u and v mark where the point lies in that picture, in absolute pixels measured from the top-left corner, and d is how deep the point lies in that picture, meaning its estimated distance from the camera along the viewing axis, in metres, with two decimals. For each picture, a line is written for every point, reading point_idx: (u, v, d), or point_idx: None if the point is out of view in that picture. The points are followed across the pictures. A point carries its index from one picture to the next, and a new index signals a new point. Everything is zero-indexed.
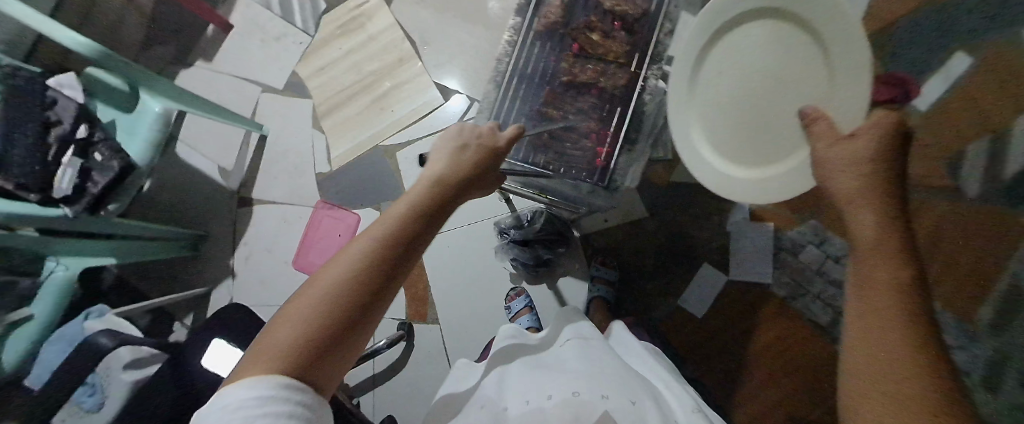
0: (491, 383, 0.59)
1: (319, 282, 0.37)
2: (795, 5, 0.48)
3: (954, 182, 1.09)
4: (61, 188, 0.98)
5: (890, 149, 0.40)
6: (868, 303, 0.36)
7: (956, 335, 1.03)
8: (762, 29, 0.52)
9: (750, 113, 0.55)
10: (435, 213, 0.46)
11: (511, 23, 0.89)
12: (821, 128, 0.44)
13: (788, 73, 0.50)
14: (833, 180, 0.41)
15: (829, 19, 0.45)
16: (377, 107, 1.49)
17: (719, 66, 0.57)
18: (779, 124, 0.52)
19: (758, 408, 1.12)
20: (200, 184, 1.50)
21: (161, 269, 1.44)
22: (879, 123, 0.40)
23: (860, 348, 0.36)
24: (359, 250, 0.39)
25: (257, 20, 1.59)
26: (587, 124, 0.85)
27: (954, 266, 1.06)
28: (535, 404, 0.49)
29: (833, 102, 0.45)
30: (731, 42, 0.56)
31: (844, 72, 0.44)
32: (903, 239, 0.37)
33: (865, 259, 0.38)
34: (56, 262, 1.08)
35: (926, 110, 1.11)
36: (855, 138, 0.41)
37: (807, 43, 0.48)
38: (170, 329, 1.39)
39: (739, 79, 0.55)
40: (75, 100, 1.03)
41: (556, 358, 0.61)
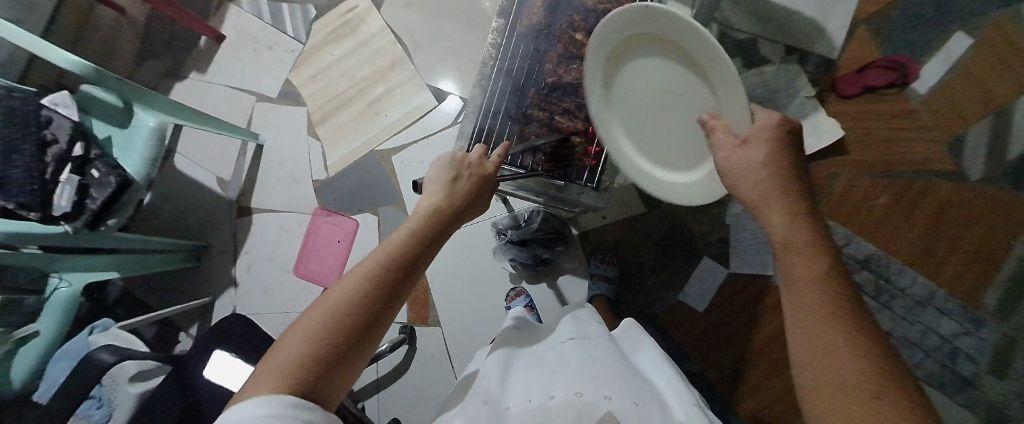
0: (491, 375, 0.54)
1: (323, 305, 0.38)
2: (665, 32, 0.54)
3: (955, 166, 1.07)
4: (61, 205, 0.99)
5: (779, 148, 0.44)
6: (798, 300, 0.36)
7: (961, 321, 1.02)
8: (652, 53, 0.58)
9: (667, 125, 0.61)
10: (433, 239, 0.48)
11: (495, 25, 0.88)
12: (721, 135, 0.48)
13: (682, 90, 0.58)
14: (739, 184, 0.44)
15: (694, 41, 0.52)
16: (371, 112, 1.49)
17: (631, 84, 0.61)
18: (689, 131, 0.60)
19: (762, 399, 1.12)
20: (199, 195, 1.51)
21: (165, 281, 1.46)
22: (764, 128, 0.45)
23: (801, 347, 0.34)
24: (363, 274, 0.40)
25: (248, 30, 1.59)
26: (575, 124, 0.84)
27: (958, 251, 1.04)
28: (538, 403, 0.46)
29: (723, 110, 0.52)
30: (635, 62, 0.60)
31: (723, 83, 0.51)
32: (814, 231, 0.38)
33: (785, 253, 0.38)
34: (59, 277, 1.08)
35: (926, 95, 1.10)
36: (748, 145, 0.45)
37: (683, 64, 0.56)
38: (175, 340, 1.40)
39: (651, 96, 0.60)
40: (70, 118, 1.04)
41: (558, 355, 0.56)
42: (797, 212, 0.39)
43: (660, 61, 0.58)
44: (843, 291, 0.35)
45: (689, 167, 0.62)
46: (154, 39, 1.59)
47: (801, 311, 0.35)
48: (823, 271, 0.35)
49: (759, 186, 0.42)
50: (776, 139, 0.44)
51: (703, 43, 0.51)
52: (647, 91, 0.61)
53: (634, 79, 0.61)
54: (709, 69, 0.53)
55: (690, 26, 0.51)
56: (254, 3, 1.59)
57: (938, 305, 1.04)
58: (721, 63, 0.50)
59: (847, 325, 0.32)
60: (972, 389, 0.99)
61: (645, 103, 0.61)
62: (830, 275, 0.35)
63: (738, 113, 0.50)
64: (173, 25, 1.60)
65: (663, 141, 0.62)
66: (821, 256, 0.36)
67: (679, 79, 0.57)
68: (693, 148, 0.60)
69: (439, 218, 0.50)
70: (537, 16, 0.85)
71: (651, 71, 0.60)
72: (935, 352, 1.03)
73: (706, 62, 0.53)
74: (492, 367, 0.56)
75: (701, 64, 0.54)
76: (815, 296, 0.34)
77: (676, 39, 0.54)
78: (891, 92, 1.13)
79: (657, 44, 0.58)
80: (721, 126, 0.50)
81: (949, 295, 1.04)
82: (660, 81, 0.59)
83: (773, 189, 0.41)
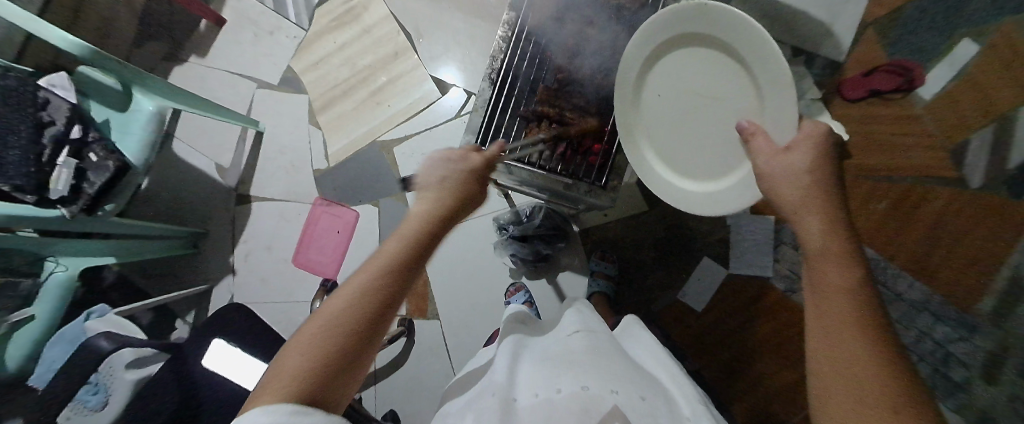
0: (500, 367, 0.53)
1: (317, 326, 0.38)
2: (715, 31, 0.54)
3: (958, 172, 1.07)
4: (58, 189, 0.98)
5: (824, 157, 0.44)
6: (824, 306, 0.37)
7: (954, 326, 1.03)
8: (699, 53, 0.58)
9: (704, 130, 0.59)
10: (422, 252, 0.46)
11: (505, 18, 0.84)
12: (760, 143, 0.48)
13: (728, 93, 0.55)
14: (779, 188, 0.44)
15: (747, 39, 0.50)
16: (373, 102, 1.47)
17: (663, 88, 0.64)
18: (724, 139, 0.57)
19: (757, 399, 1.13)
20: (197, 182, 1.49)
21: (162, 268, 1.45)
22: (811, 136, 0.44)
23: (820, 351, 0.36)
24: (356, 297, 0.39)
25: (249, 14, 1.56)
26: (586, 121, 0.84)
27: (954, 258, 1.05)
28: (543, 396, 0.45)
29: (766, 117, 0.50)
30: (672, 64, 0.62)
31: (769, 89, 0.49)
32: (850, 241, 0.39)
33: (818, 259, 0.39)
34: (55, 262, 1.06)
35: (931, 100, 1.10)
36: (790, 151, 0.45)
37: (732, 65, 0.54)
38: (172, 327, 1.40)
39: (684, 101, 0.61)
40: (67, 100, 1.02)
41: (563, 348, 0.55)
42: (835, 222, 0.40)
43: (703, 60, 0.58)
44: (873, 303, 0.35)
45: (712, 177, 0.61)
46: (153, 21, 1.56)
47: (826, 320, 0.36)
48: (854, 281, 0.36)
49: (798, 193, 0.42)
50: (822, 150, 0.44)
51: (756, 43, 0.49)
52: (686, 93, 0.60)
53: (670, 82, 0.62)
54: (758, 71, 0.50)
55: (743, 21, 0.49)
56: None
57: (934, 310, 1.06)
58: (773, 65, 0.47)
59: (872, 333, 0.33)
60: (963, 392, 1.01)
61: (682, 107, 0.62)
62: (862, 286, 0.36)
63: (783, 121, 0.47)
64: (172, 7, 1.57)
65: (692, 148, 0.62)
66: (855, 267, 0.37)
67: (729, 81, 0.55)
68: (728, 157, 0.57)
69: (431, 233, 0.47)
70: (548, 11, 0.84)
71: (694, 73, 0.59)
72: (929, 356, 1.05)
73: (756, 63, 0.50)
74: (500, 360, 0.55)
75: (751, 66, 0.51)
76: (844, 304, 0.35)
77: (727, 38, 0.52)
78: (896, 97, 1.12)
79: (708, 43, 0.56)
80: (760, 133, 0.48)
81: (944, 300, 1.05)
82: (705, 83, 0.58)
83: (815, 197, 0.42)
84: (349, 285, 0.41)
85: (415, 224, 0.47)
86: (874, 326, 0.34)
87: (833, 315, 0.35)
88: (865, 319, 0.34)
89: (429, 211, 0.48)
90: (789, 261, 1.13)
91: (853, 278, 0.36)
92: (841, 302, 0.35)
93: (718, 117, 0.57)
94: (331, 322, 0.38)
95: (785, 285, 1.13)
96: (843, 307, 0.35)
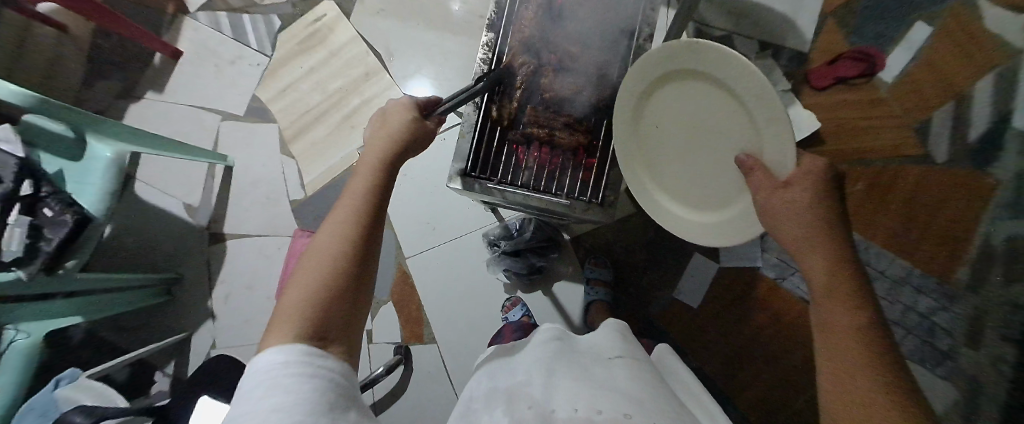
0: (535, 381, 0.48)
1: (314, 253, 0.43)
2: (703, 66, 0.53)
3: (925, 150, 1.10)
4: (12, 250, 0.92)
5: (823, 190, 0.44)
6: (833, 343, 0.38)
7: (936, 297, 1.06)
8: (691, 85, 0.57)
9: (704, 160, 0.60)
10: (382, 182, 0.52)
11: (483, 40, 0.83)
12: (758, 178, 0.47)
13: (727, 126, 0.53)
14: (781, 227, 0.46)
15: (738, 73, 0.48)
16: (348, 125, 1.43)
17: (660, 118, 0.65)
18: (727, 169, 0.56)
19: (758, 388, 1.15)
20: (167, 224, 1.42)
21: (136, 319, 1.37)
22: (809, 170, 0.45)
23: (833, 389, 0.36)
24: (341, 228, 0.45)
25: (208, 44, 1.50)
26: (576, 139, 0.82)
27: (930, 231, 1.08)
28: (583, 414, 0.40)
29: (765, 150, 0.48)
30: (668, 96, 0.62)
31: (763, 123, 0.47)
32: (856, 280, 0.40)
33: (825, 298, 0.41)
34: (15, 329, 1.00)
35: (893, 84, 1.14)
36: (790, 186, 0.44)
37: (724, 97, 0.53)
38: (153, 381, 1.32)
39: (683, 131, 0.61)
40: (13, 155, 0.94)
41: (606, 372, 0.51)
42: (839, 260, 0.42)
43: (697, 93, 0.57)
44: (884, 343, 0.36)
45: (718, 206, 0.60)
46: (103, 58, 1.47)
47: (839, 361, 0.36)
48: (863, 321, 0.37)
49: (800, 230, 0.44)
50: (817, 184, 0.44)
51: (748, 78, 0.47)
52: (683, 123, 0.61)
53: (668, 112, 0.63)
54: (752, 106, 0.48)
55: (735, 58, 0.47)
56: (213, 15, 1.50)
57: (915, 284, 1.08)
58: (764, 101, 0.46)
59: (884, 372, 0.33)
60: (951, 361, 1.03)
61: (682, 136, 0.62)
62: (871, 327, 0.37)
63: (779, 154, 0.46)
64: (122, 43, 1.49)
65: (695, 176, 0.62)
66: (863, 308, 0.38)
67: (724, 113, 0.53)
68: (729, 189, 0.57)
69: (385, 170, 0.53)
70: (528, 30, 0.83)
71: (691, 103, 0.58)
72: (916, 329, 1.06)
73: (748, 97, 0.48)
74: (535, 373, 0.50)
75: (743, 98, 0.49)
76: (852, 343, 0.36)
77: (717, 73, 0.51)
78: (860, 82, 1.16)
79: (700, 76, 0.55)
80: (757, 167, 0.48)
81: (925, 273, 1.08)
82: (702, 113, 0.57)
83: (816, 234, 0.43)
84: (327, 226, 0.46)
85: (369, 168, 0.53)
86: (888, 366, 0.34)
87: (842, 354, 0.36)
88: (877, 359, 0.34)
89: (378, 156, 0.54)
90: (777, 249, 1.15)
91: (861, 319, 0.37)
92: (850, 343, 0.36)
93: (717, 149, 0.56)
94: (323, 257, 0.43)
95: (775, 273, 1.15)
96: (849, 345, 0.36)
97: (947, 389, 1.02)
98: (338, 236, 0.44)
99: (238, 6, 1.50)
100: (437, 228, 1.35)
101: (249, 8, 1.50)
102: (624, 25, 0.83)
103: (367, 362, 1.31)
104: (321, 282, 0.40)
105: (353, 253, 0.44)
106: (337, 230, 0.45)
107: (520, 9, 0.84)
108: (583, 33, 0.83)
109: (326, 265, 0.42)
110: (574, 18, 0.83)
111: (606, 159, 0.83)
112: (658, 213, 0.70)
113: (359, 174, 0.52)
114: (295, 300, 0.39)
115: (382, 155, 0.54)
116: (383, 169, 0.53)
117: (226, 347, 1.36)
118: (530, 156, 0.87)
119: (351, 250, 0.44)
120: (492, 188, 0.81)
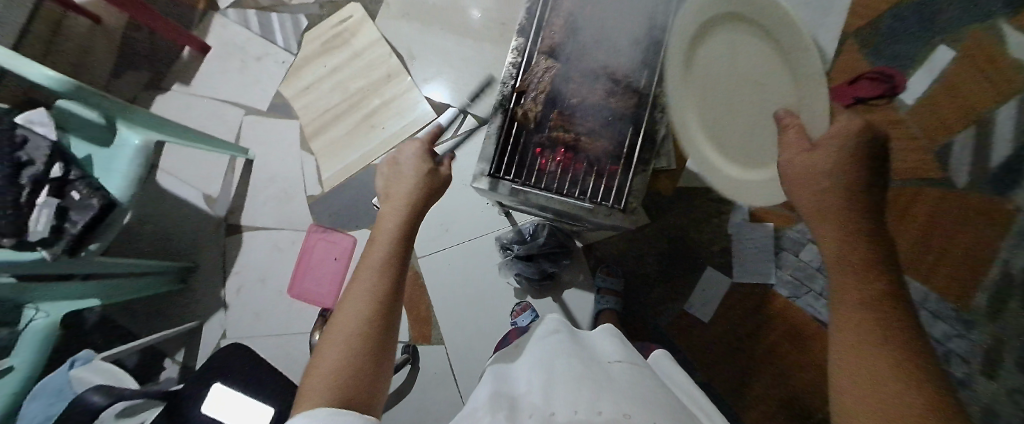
0: (534, 386, 0.47)
1: (337, 325, 0.44)
2: (755, 16, 0.59)
3: (944, 172, 1.09)
4: (37, 231, 0.93)
5: (852, 154, 0.43)
6: (847, 314, 0.39)
7: (953, 324, 1.02)
8: (735, 37, 0.63)
9: (747, 114, 0.62)
10: (402, 246, 0.52)
11: (513, 44, 0.85)
12: (791, 136, 0.49)
13: (771, 80, 0.58)
14: (803, 192, 0.45)
15: (783, 23, 0.55)
16: (367, 125, 1.45)
17: (709, 65, 0.65)
18: (766, 126, 0.60)
19: (768, 409, 1.12)
20: (185, 214, 1.44)
21: (148, 306, 1.39)
22: (840, 134, 0.44)
23: (847, 356, 0.38)
24: (359, 304, 0.45)
25: (235, 41, 1.54)
26: (603, 146, 0.85)
27: (949, 253, 1.06)
28: (584, 415, 0.37)
29: (805, 107, 0.52)
30: (718, 44, 0.64)
31: (804, 77, 0.53)
32: (870, 249, 0.41)
33: (840, 271, 0.42)
34: (35, 308, 1.02)
35: (913, 105, 1.12)
36: (816, 150, 0.45)
37: (767, 49, 0.59)
38: (161, 368, 1.33)
39: (728, 81, 0.64)
40: (48, 138, 0.98)
41: (606, 374, 0.49)
42: (854, 230, 0.42)
43: (742, 45, 0.62)
44: (899, 313, 0.37)
45: (756, 163, 0.63)
46: (134, 51, 1.52)
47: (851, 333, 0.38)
48: (882, 291, 0.38)
49: (815, 201, 0.44)
50: (848, 151, 0.43)
51: (797, 34, 0.54)
52: (730, 79, 0.64)
53: (716, 66, 0.64)
54: (799, 61, 0.54)
55: (787, 14, 0.54)
56: (241, 13, 1.54)
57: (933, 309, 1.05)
58: (810, 58, 0.52)
59: (894, 342, 0.35)
60: None
61: (732, 88, 0.63)
62: (887, 299, 0.38)
63: (816, 115, 0.50)
64: (153, 36, 1.53)
65: (734, 130, 0.65)
66: (880, 281, 0.39)
67: (772, 68, 0.58)
68: (767, 144, 0.60)
69: (406, 229, 0.53)
70: (558, 36, 0.85)
71: (738, 60, 0.63)
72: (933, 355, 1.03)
73: (799, 59, 0.54)
74: (534, 378, 0.49)
75: (792, 57, 0.55)
76: (864, 317, 0.38)
77: (769, 24, 0.57)
78: (880, 104, 1.13)
79: (750, 27, 0.60)
80: (794, 125, 0.50)
81: (942, 298, 1.05)
82: (745, 64, 0.62)
83: (834, 204, 0.43)
84: (345, 303, 0.46)
85: (387, 235, 0.52)
86: (901, 347, 0.35)
87: (856, 320, 0.38)
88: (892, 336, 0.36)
89: (397, 218, 0.54)
90: (790, 266, 1.15)
91: (878, 291, 0.39)
92: (863, 319, 0.38)
93: (758, 103, 0.60)
94: (343, 338, 0.43)
95: (789, 291, 1.14)
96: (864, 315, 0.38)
97: None
98: (360, 305, 0.45)
99: (267, 4, 1.54)
100: (449, 230, 1.36)
101: (276, 8, 1.54)
102: (650, 35, 0.84)
103: None
104: (344, 358, 0.41)
105: (375, 324, 0.44)
106: (359, 298, 0.46)
107: (550, 15, 0.86)
108: (612, 40, 0.85)
109: (348, 338, 0.42)
110: (602, 27, 0.85)
111: (630, 165, 0.84)
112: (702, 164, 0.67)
113: (378, 238, 0.52)
114: (320, 376, 0.40)
115: (403, 215, 0.54)
116: (405, 230, 0.53)
117: (235, 338, 1.37)
118: (551, 161, 0.87)
119: (369, 327, 0.44)
120: (516, 190, 0.83)
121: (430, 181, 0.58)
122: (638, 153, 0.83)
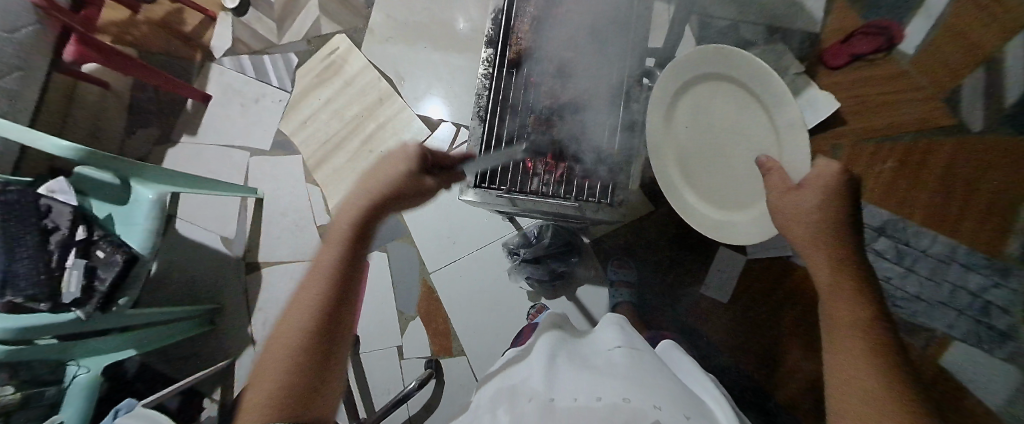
0: (535, 372, 0.45)
1: (293, 314, 0.43)
2: (732, 73, 0.64)
3: (956, 118, 1.00)
4: (71, 291, 0.98)
5: (837, 194, 0.44)
6: (836, 339, 0.39)
7: (984, 274, 0.95)
8: (711, 92, 0.67)
9: (729, 166, 0.67)
10: (354, 254, 0.47)
11: (484, 56, 0.86)
12: (776, 177, 0.51)
13: (749, 132, 0.64)
14: (792, 224, 0.46)
15: (758, 82, 0.61)
16: (366, 150, 1.48)
17: (684, 121, 0.70)
18: (748, 176, 0.64)
19: (802, 387, 1.08)
20: (206, 257, 1.50)
21: (183, 349, 1.45)
22: (824, 173, 0.45)
23: (837, 376, 0.38)
24: (303, 316, 0.42)
25: (234, 86, 1.60)
26: (586, 142, 0.87)
27: (972, 203, 0.97)
28: (583, 403, 0.38)
29: (787, 154, 0.57)
30: (690, 100, 0.69)
31: (786, 129, 0.58)
32: (858, 276, 0.41)
33: (829, 294, 0.42)
34: (77, 365, 1.05)
35: (915, 55, 1.04)
36: (802, 189, 0.46)
37: (744, 102, 0.64)
38: (200, 407, 1.38)
39: (702, 134, 0.69)
40: (69, 203, 1.04)
41: (606, 361, 0.48)
42: (845, 259, 0.42)
43: (719, 100, 0.67)
44: (885, 333, 0.38)
45: (732, 207, 0.67)
46: (141, 109, 1.59)
47: (844, 356, 0.38)
48: (870, 315, 0.38)
49: (807, 230, 0.44)
50: (835, 185, 0.44)
51: (776, 90, 0.59)
52: (713, 128, 0.68)
53: (695, 117, 0.69)
54: (776, 114, 0.59)
55: (766, 72, 0.59)
56: (235, 59, 1.60)
57: (962, 261, 0.97)
58: (788, 111, 0.57)
59: (881, 360, 0.35)
60: (1011, 341, 0.93)
61: (705, 137, 0.69)
62: (873, 322, 0.38)
63: (797, 162, 0.55)
64: (156, 93, 1.60)
65: (725, 178, 0.67)
66: (863, 304, 0.39)
67: (749, 121, 0.64)
68: (748, 193, 0.65)
69: (359, 237, 0.48)
70: (526, 43, 0.88)
71: (716, 112, 0.67)
72: (967, 308, 0.96)
73: (772, 105, 0.60)
74: (535, 363, 0.47)
75: (769, 107, 0.61)
76: (852, 341, 0.37)
77: (743, 80, 0.63)
78: (879, 58, 1.07)
79: (726, 82, 0.66)
80: (776, 168, 0.52)
81: (971, 249, 0.96)
82: (724, 116, 0.67)
83: (826, 234, 0.43)
84: (293, 308, 0.44)
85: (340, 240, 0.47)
86: (890, 361, 0.35)
87: (849, 346, 0.38)
88: (878, 354, 0.36)
89: (355, 216, 0.48)
90: None
91: (864, 317, 0.38)
92: (856, 340, 0.37)
93: (737, 152, 0.65)
94: (285, 351, 0.41)
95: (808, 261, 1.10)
96: (855, 338, 0.38)
97: (1008, 373, 0.92)
98: (308, 314, 0.42)
99: (259, 48, 1.59)
100: (457, 242, 1.37)
101: (267, 50, 1.59)
102: (615, 27, 0.84)
103: (400, 378, 1.34)
104: (286, 370, 0.39)
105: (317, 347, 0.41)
106: (307, 303, 0.43)
107: (516, 21, 0.88)
108: (582, 41, 0.86)
109: (288, 357, 0.40)
110: (567, 26, 0.87)
111: (612, 162, 0.85)
112: (686, 209, 0.70)
113: (331, 239, 0.48)
114: (260, 398, 0.38)
115: (360, 220, 0.48)
116: (360, 232, 0.48)
117: None
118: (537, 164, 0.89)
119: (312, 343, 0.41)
120: (502, 196, 0.85)
121: (401, 181, 0.49)
122: (620, 149, 0.84)
